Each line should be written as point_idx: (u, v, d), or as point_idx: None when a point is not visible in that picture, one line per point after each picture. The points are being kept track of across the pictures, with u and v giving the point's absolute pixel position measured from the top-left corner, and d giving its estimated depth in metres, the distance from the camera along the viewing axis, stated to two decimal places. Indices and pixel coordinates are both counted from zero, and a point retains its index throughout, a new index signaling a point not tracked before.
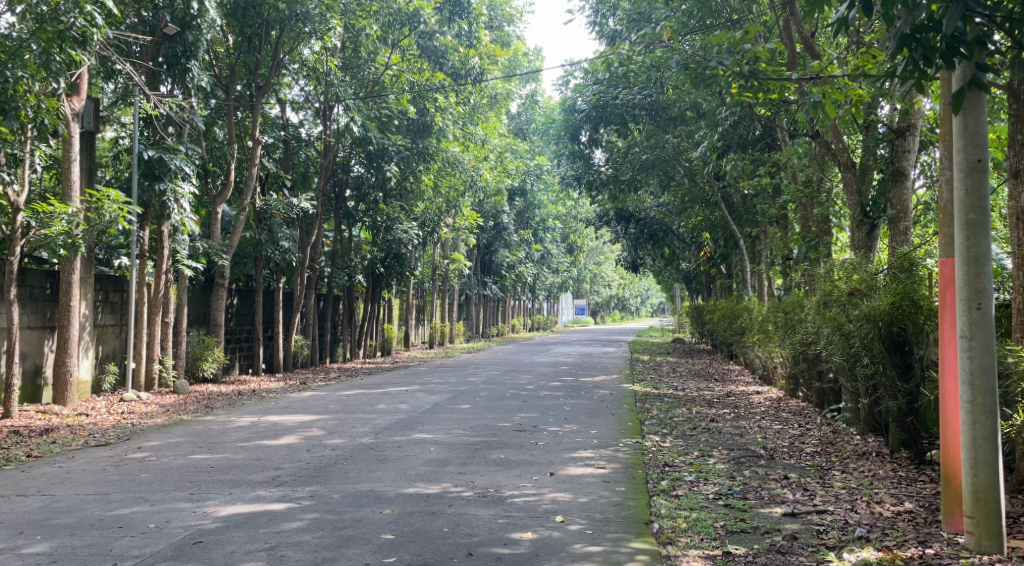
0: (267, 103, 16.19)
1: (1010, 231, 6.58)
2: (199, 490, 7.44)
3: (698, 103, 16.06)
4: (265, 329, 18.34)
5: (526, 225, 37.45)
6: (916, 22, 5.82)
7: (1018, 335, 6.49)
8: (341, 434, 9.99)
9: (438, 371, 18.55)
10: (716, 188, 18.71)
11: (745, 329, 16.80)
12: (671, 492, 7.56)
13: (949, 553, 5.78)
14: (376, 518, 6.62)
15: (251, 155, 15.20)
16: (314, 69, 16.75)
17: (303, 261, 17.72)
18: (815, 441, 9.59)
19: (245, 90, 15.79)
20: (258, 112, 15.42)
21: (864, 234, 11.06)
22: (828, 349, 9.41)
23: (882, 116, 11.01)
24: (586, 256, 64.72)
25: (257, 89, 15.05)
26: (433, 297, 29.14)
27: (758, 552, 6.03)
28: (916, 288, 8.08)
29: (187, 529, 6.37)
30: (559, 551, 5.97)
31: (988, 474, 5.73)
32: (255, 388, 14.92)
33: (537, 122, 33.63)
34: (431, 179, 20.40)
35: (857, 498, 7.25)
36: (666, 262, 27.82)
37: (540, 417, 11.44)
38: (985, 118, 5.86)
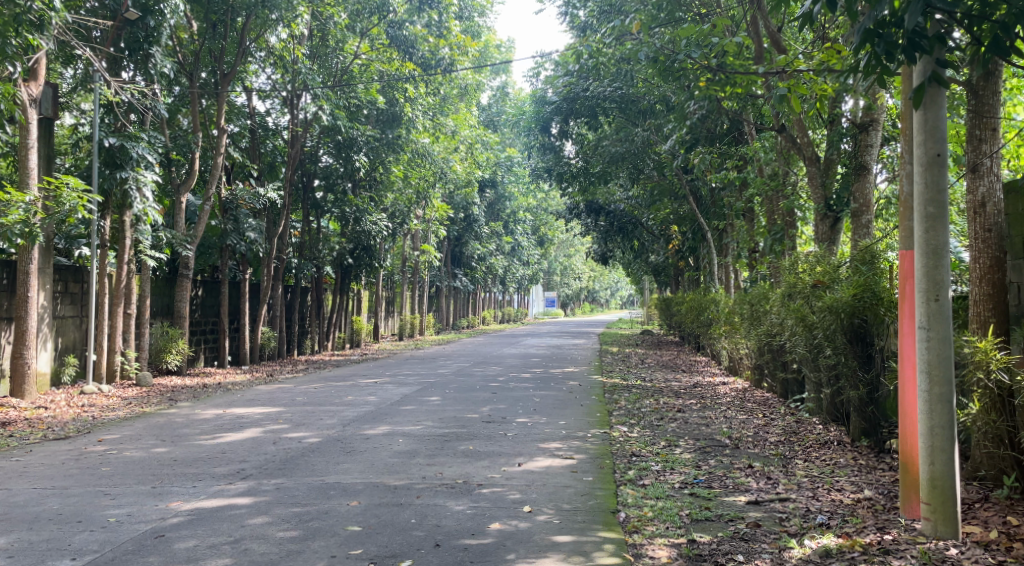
0: (234, 91, 16.06)
1: (968, 225, 6.75)
2: (162, 483, 7.41)
3: (666, 97, 16.22)
4: (232, 321, 18.23)
5: (497, 217, 37.51)
6: (878, 18, 5.90)
7: (975, 327, 6.66)
8: (308, 426, 9.98)
9: (407, 363, 18.54)
10: (684, 181, 18.86)
11: (712, 321, 17.01)
12: (637, 481, 7.67)
13: (906, 539, 5.92)
14: (343, 510, 6.64)
15: (217, 144, 15.05)
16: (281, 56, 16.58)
17: (270, 252, 17.60)
18: (779, 431, 9.74)
19: (210, 77, 15.70)
20: (224, 101, 15.28)
21: (828, 228, 11.21)
22: (793, 340, 9.58)
23: (847, 111, 11.16)
24: (557, 249, 65.04)
25: (223, 77, 14.92)
26: (403, 289, 29.12)
27: (722, 539, 6.14)
28: (878, 281, 8.19)
29: (149, 524, 6.35)
30: (526, 541, 6.04)
31: (944, 462, 5.87)
32: (220, 381, 14.83)
33: (508, 114, 33.64)
34: (401, 170, 20.33)
35: (818, 485, 7.39)
36: (636, 255, 27.98)
37: (509, 408, 11.50)
38: (945, 114, 5.99)
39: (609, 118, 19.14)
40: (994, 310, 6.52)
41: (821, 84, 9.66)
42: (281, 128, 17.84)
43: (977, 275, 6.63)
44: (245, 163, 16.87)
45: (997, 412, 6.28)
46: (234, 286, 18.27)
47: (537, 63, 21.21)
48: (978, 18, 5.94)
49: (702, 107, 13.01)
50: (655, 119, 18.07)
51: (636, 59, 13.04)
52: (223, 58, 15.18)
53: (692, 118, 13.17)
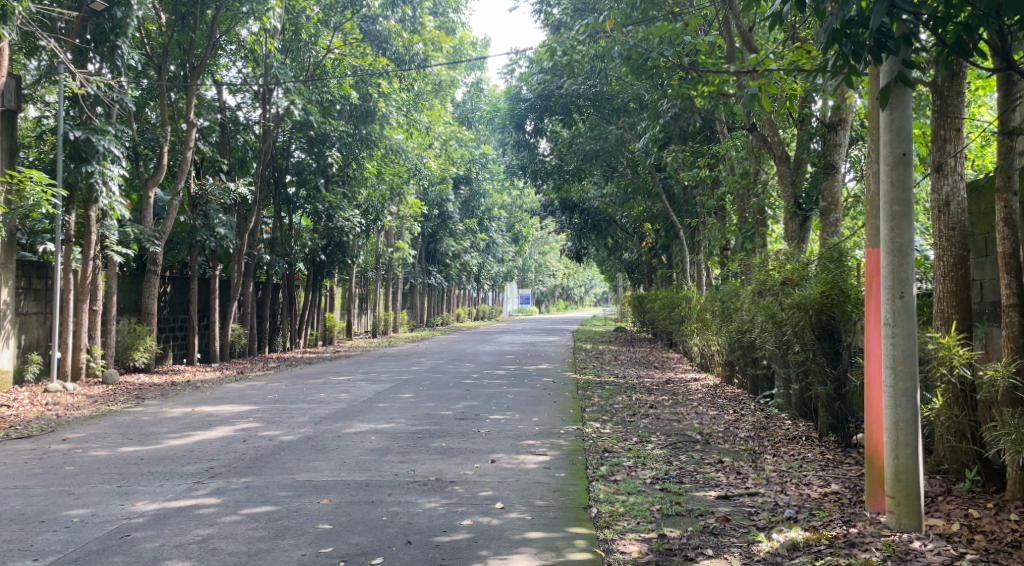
0: (204, 84, 15.91)
1: (933, 223, 6.86)
2: (128, 483, 7.36)
3: (640, 94, 16.30)
4: (202, 318, 18.09)
5: (471, 214, 37.52)
6: (845, 18, 5.95)
7: (939, 324, 6.78)
8: (280, 424, 9.95)
9: (381, 360, 18.50)
10: (657, 179, 18.98)
11: (684, 317, 17.15)
12: (610, 477, 7.73)
13: (872, 532, 6.02)
14: (314, 508, 6.64)
15: (186, 138, 14.91)
16: (252, 50, 16.46)
17: (241, 248, 17.47)
18: (749, 426, 9.86)
19: (179, 70, 15.58)
20: (193, 94, 15.13)
21: (797, 226, 11.35)
22: (762, 337, 9.68)
23: (816, 110, 11.29)
24: (532, 246, 65.15)
25: (192, 70, 14.79)
26: (376, 286, 29.04)
27: (691, 534, 6.21)
28: (845, 279, 8.34)
29: (114, 524, 6.31)
30: (498, 537, 6.08)
31: (909, 456, 5.99)
32: (189, 378, 14.74)
33: (482, 111, 33.65)
34: (375, 166, 20.27)
35: (787, 480, 7.50)
36: (610, 252, 28.10)
37: (482, 405, 11.53)
38: (910, 114, 6.09)
39: (583, 116, 19.18)
40: (957, 307, 6.65)
41: (790, 83, 9.78)
42: (252, 123, 17.72)
43: (941, 272, 6.75)
44: (215, 157, 16.73)
45: (960, 406, 6.42)
46: (203, 283, 18.14)
47: (512, 60, 21.27)
48: (942, 19, 6.03)
49: (675, 105, 13.11)
50: (629, 117, 18.15)
51: (609, 56, 13.09)
52: (192, 51, 15.06)
53: (664, 117, 13.28)
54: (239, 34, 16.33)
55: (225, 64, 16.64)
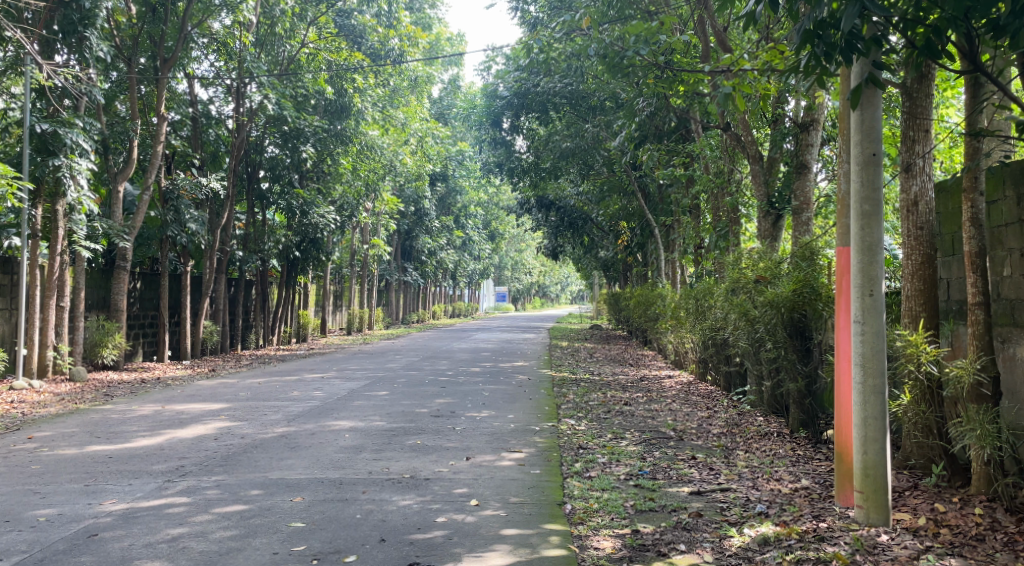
0: (175, 78, 15.75)
1: (902, 222, 6.97)
2: (96, 482, 7.32)
3: (615, 93, 16.40)
4: (173, 315, 17.95)
5: (448, 210, 37.52)
6: (817, 19, 5.99)
7: (907, 321, 6.90)
8: (252, 422, 9.91)
9: (355, 358, 18.45)
10: (633, 177, 19.09)
11: (659, 315, 17.27)
12: (584, 473, 7.78)
13: (840, 526, 6.11)
14: (286, 507, 6.63)
15: (156, 132, 14.78)
16: (225, 43, 16.34)
17: (213, 244, 17.34)
18: (721, 423, 9.96)
19: (149, 63, 15.44)
20: (164, 87, 14.98)
21: (770, 224, 11.46)
22: (735, 334, 9.80)
23: (789, 110, 11.40)
24: (509, 244, 65.21)
25: (162, 63, 14.66)
26: (351, 283, 28.94)
27: (664, 529, 6.28)
28: (816, 277, 8.46)
29: (81, 523, 6.28)
30: (473, 534, 6.11)
31: (877, 451, 6.09)
32: (159, 375, 14.63)
33: (458, 107, 33.64)
34: (350, 162, 20.26)
35: (758, 475, 7.60)
36: (586, 250, 28.16)
37: (458, 403, 11.55)
38: (880, 115, 6.19)
39: (559, 114, 19.29)
40: (925, 306, 6.76)
41: (764, 83, 9.83)
42: (225, 117, 17.57)
43: (909, 271, 6.85)
44: (187, 151, 16.60)
45: (927, 402, 6.54)
46: (174, 279, 17.98)
47: (489, 57, 21.33)
48: (912, 21, 6.08)
49: (650, 103, 13.23)
50: (605, 115, 18.22)
51: (585, 54, 13.15)
52: (163, 43, 14.90)
53: (640, 115, 13.37)
54: (212, 26, 16.16)
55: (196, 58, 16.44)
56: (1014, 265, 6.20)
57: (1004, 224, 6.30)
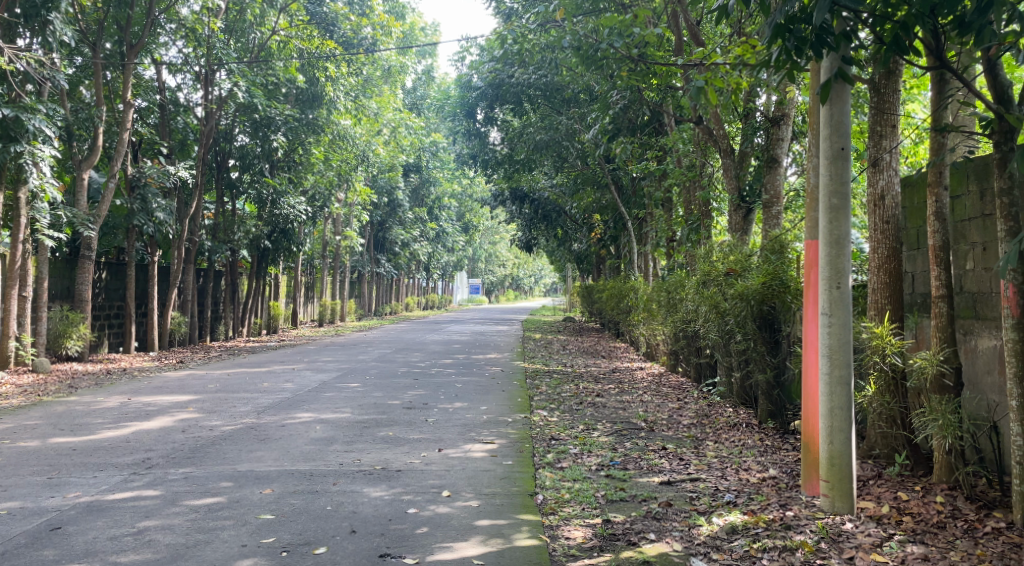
0: (142, 63, 15.61)
1: (868, 216, 7.09)
2: (59, 474, 7.26)
3: (588, 85, 16.49)
4: (139, 306, 17.77)
5: (421, 202, 37.47)
6: (788, 14, 6.04)
7: (872, 313, 7.02)
8: (221, 414, 9.87)
9: (327, 350, 18.37)
10: (606, 170, 19.13)
11: (631, 308, 17.39)
12: (556, 464, 7.85)
13: (806, 514, 6.21)
14: (256, 499, 6.62)
15: (122, 119, 14.61)
16: (194, 29, 15.91)
17: (182, 234, 17.17)
18: (692, 414, 10.06)
19: (115, 48, 15.27)
20: (130, 72, 14.78)
21: (740, 218, 11.55)
22: (705, 326, 9.89)
23: (761, 104, 11.48)
24: (483, 237, 65.23)
25: (129, 48, 14.47)
26: (323, 275, 28.83)
27: (635, 519, 6.35)
28: (785, 269, 8.54)
29: (44, 516, 6.24)
30: (444, 525, 6.14)
31: (842, 441, 6.20)
32: (126, 367, 14.51)
33: (433, 99, 33.63)
34: (322, 152, 20.22)
35: (727, 465, 7.70)
36: (560, 244, 28.18)
37: (430, 394, 11.57)
38: (849, 110, 6.29)
39: (534, 106, 19.39)
40: (890, 298, 6.88)
41: (736, 78, 9.90)
42: (193, 105, 17.40)
43: (875, 264, 6.97)
44: (154, 139, 16.43)
45: (891, 393, 6.66)
46: (142, 268, 17.78)
47: (463, 47, 21.37)
48: (880, 17, 6.14)
49: (623, 97, 13.29)
50: (579, 108, 18.26)
51: (559, 45, 13.21)
52: (129, 28, 14.76)
53: (614, 108, 13.43)
54: (179, 12, 15.67)
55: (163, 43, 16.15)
56: (975, 259, 6.45)
57: (967, 219, 6.54)
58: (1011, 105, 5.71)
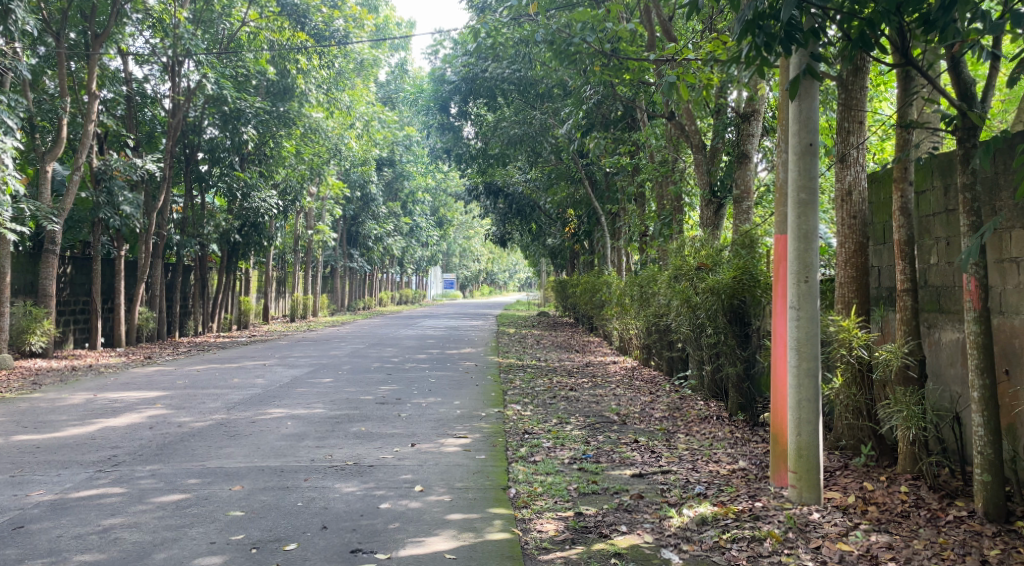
0: (107, 53, 15.41)
1: (836, 211, 7.18)
2: (23, 472, 7.20)
3: (562, 81, 16.56)
4: (105, 301, 17.58)
5: (395, 197, 37.34)
6: (758, 9, 6.06)
7: (840, 307, 7.12)
8: (190, 411, 9.81)
9: (299, 345, 18.28)
10: (580, 165, 19.18)
11: (604, 302, 17.50)
12: (529, 458, 7.89)
13: (775, 505, 6.30)
14: (225, 495, 6.61)
15: (87, 111, 14.42)
16: (161, 19, 15.91)
17: (149, 227, 16.98)
18: (663, 407, 10.16)
19: (79, 38, 15.15)
20: (95, 64, 14.60)
21: (712, 213, 11.69)
22: (677, 320, 9.97)
23: (732, 99, 11.55)
24: (457, 231, 65.12)
25: (93, 38, 14.32)
26: (295, 269, 28.67)
27: (606, 511, 6.41)
28: (755, 264, 8.64)
29: (6, 515, 6.19)
30: (416, 520, 6.16)
31: (810, 432, 6.29)
32: (91, 362, 14.37)
33: (407, 92, 33.53)
34: (293, 146, 20.11)
35: (698, 457, 7.79)
36: (534, 239, 28.22)
37: (404, 389, 11.58)
38: (817, 106, 6.37)
39: (508, 101, 19.37)
40: (857, 292, 7.00)
41: (707, 74, 9.96)
42: (161, 97, 17.21)
43: (843, 259, 7.08)
44: (120, 131, 16.27)
45: (858, 385, 6.78)
46: (108, 263, 17.59)
47: (436, 41, 21.35)
48: (848, 14, 6.21)
49: (598, 91, 13.32)
50: (553, 102, 18.25)
51: (533, 40, 13.25)
52: (95, 18, 14.62)
53: (587, 103, 13.46)
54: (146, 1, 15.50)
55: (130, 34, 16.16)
56: (939, 254, 6.58)
57: (931, 214, 6.67)
58: (974, 102, 5.82)
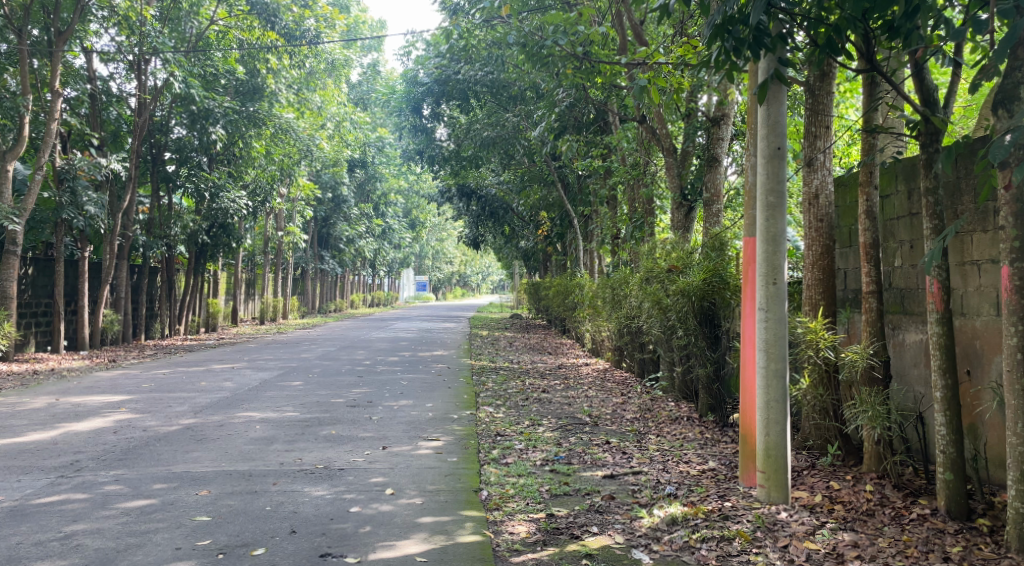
0: (71, 51, 15.26)
1: (804, 213, 7.28)
2: None
3: (535, 84, 16.62)
4: (68, 304, 17.38)
5: (367, 198, 37.19)
6: (727, 14, 6.11)
7: (807, 309, 7.23)
8: (156, 415, 9.74)
9: (269, 348, 18.14)
10: (552, 167, 19.24)
11: (577, 304, 17.60)
12: (501, 460, 7.92)
13: (743, 505, 6.38)
14: (191, 500, 6.57)
15: (50, 109, 14.22)
16: (126, 17, 15.70)
17: (114, 229, 16.78)
18: (635, 409, 10.22)
19: (42, 35, 14.98)
20: (58, 61, 14.40)
21: (682, 216, 11.80)
22: (648, 322, 10.04)
23: (702, 103, 11.65)
24: (430, 233, 65.02)
25: (57, 35, 14.15)
26: (265, 271, 28.49)
27: (578, 512, 6.46)
28: (725, 266, 8.71)
29: None
30: (387, 523, 6.17)
31: (778, 432, 6.38)
32: (53, 366, 14.19)
33: (378, 93, 33.38)
34: (263, 146, 19.98)
35: (668, 458, 7.86)
36: (507, 241, 28.24)
37: (375, 392, 11.56)
38: (785, 110, 6.46)
39: (481, 102, 19.35)
40: (824, 294, 7.11)
41: (678, 78, 9.98)
42: (127, 95, 17.08)
43: (810, 261, 7.18)
44: (84, 130, 16.10)
45: (825, 386, 6.90)
46: (71, 265, 17.37)
47: (409, 42, 21.36)
48: (815, 20, 6.29)
49: (570, 95, 13.37)
50: (525, 104, 18.18)
51: (505, 42, 13.27)
52: (59, 14, 14.45)
53: (559, 105, 13.51)
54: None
55: (94, 31, 15.92)
56: (904, 256, 6.72)
57: (896, 218, 6.80)
58: (936, 108, 5.90)
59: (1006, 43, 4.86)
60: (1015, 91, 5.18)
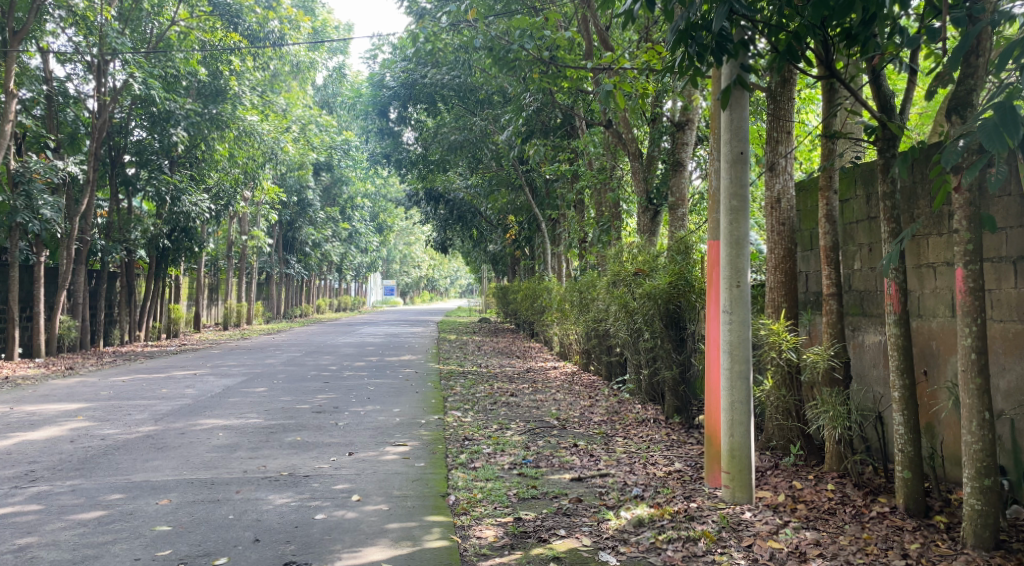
0: (26, 51, 15.05)
1: (766, 217, 7.38)
2: None
3: (501, 88, 16.68)
4: (22, 310, 17.05)
5: (333, 202, 37.02)
6: (689, 21, 6.13)
7: (770, 311, 7.34)
8: (115, 422, 9.61)
9: (232, 354, 17.95)
10: (519, 172, 19.28)
11: (545, 308, 17.66)
12: (469, 465, 7.93)
13: (709, 505, 6.45)
14: (151, 510, 6.51)
15: (5, 111, 13.97)
16: (85, 16, 15.59)
17: (71, 233, 16.48)
18: (601, 412, 10.27)
19: None
20: (14, 63, 14.16)
21: (648, 219, 11.95)
22: (615, 325, 10.11)
23: (666, 108, 11.73)
24: (397, 237, 64.82)
25: (13, 35, 13.96)
26: (228, 275, 28.17)
27: (545, 516, 6.48)
28: (690, 269, 8.79)
29: None
30: (353, 530, 6.15)
31: (742, 434, 6.46)
32: (9, 374, 13.93)
33: (345, 96, 33.22)
34: (226, 149, 19.82)
35: (635, 460, 7.92)
36: (474, 245, 28.23)
37: (342, 398, 11.52)
38: (747, 115, 6.55)
39: (448, 106, 19.28)
40: (786, 296, 7.22)
41: (643, 82, 10.26)
42: (85, 96, 16.85)
43: (772, 264, 7.29)
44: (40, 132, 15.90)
45: (787, 387, 7.02)
46: (26, 270, 17.05)
47: (375, 45, 21.33)
48: (776, 27, 6.35)
49: (537, 99, 13.43)
50: (492, 108, 18.22)
51: (470, 45, 13.25)
52: (13, 13, 14.27)
53: (525, 109, 13.57)
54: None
55: (50, 31, 15.68)
56: (862, 259, 6.86)
57: (855, 222, 6.94)
58: (893, 114, 6.01)
59: (958, 52, 4.97)
60: (968, 98, 5.32)
